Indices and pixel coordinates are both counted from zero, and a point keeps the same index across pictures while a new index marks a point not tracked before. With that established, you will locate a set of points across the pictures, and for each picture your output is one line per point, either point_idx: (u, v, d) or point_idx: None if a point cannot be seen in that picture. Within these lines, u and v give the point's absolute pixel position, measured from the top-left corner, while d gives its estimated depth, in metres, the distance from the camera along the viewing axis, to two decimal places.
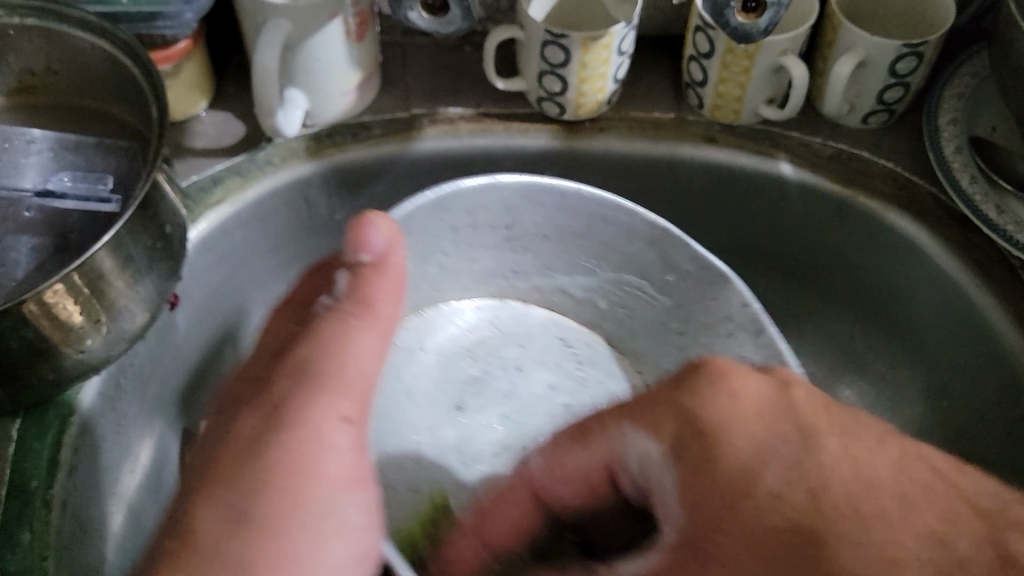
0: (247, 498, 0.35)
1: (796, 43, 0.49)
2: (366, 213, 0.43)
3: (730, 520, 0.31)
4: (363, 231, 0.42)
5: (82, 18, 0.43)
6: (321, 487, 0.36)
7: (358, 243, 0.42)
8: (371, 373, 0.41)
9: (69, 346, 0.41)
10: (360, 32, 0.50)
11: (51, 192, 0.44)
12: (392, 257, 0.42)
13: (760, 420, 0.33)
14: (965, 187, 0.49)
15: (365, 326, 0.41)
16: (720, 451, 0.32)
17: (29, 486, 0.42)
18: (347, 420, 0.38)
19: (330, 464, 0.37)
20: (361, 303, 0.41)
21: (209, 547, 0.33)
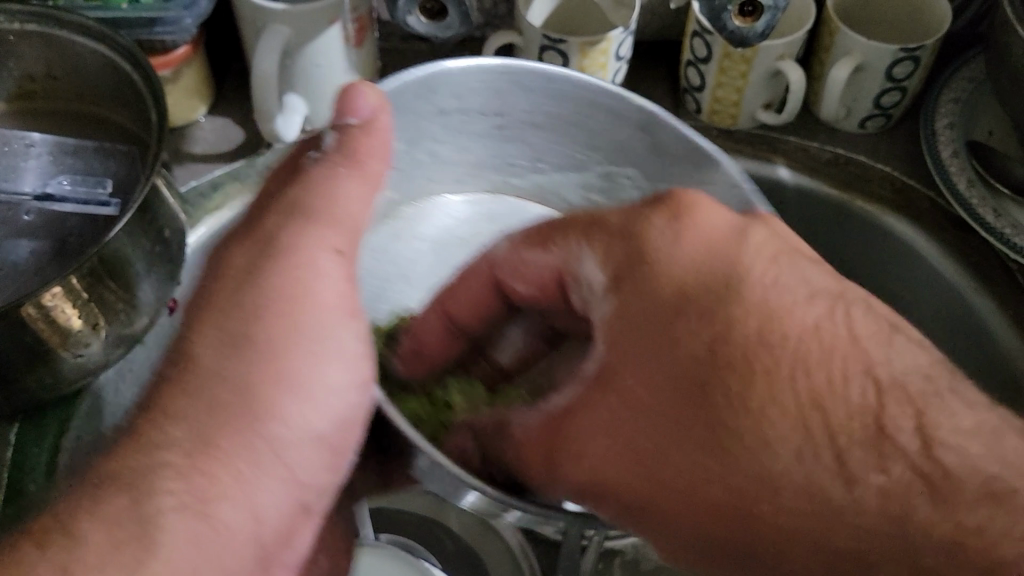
0: (241, 323, 0.30)
1: (793, 48, 0.49)
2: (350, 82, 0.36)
3: (715, 371, 0.31)
4: (351, 95, 0.35)
5: (82, 25, 0.43)
6: (312, 316, 0.31)
7: (345, 107, 0.35)
8: (363, 218, 0.34)
9: (66, 350, 0.41)
10: (359, 37, 0.50)
11: (51, 196, 0.44)
12: (385, 121, 0.36)
13: (702, 245, 0.34)
14: (962, 192, 0.50)
15: (355, 179, 0.34)
16: (655, 268, 0.34)
17: (28, 489, 0.43)
18: (338, 253, 0.33)
19: (324, 294, 0.32)
20: (354, 157, 0.35)
21: (213, 370, 0.29)
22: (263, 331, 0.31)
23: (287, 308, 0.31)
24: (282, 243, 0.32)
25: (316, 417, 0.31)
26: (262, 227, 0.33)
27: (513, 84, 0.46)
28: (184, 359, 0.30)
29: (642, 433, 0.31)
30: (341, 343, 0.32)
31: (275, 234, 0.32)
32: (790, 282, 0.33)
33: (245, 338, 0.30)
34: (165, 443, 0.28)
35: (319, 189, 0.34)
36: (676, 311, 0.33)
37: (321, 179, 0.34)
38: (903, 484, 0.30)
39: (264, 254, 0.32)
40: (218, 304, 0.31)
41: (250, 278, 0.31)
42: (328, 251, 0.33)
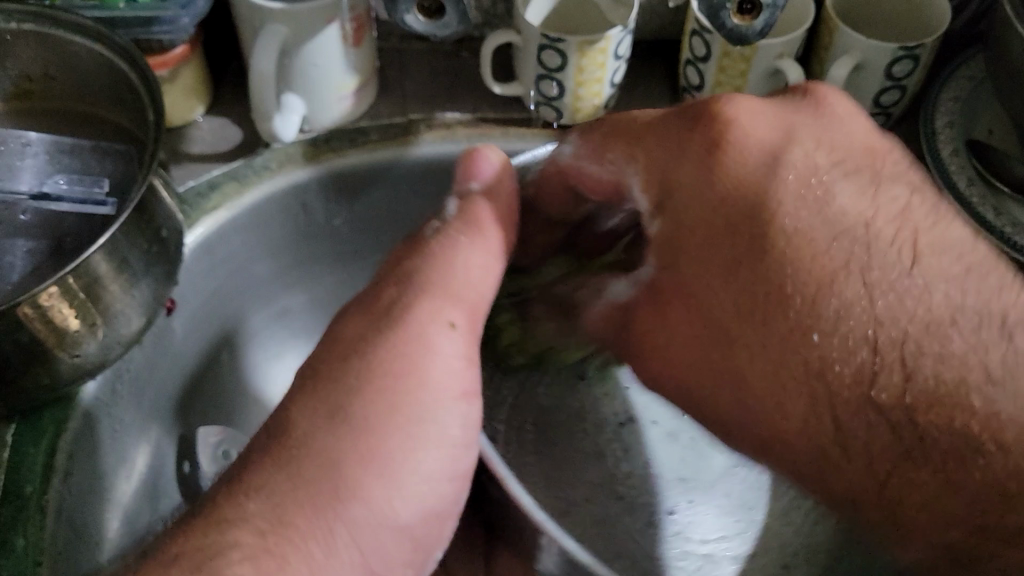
0: (341, 400, 0.33)
1: (792, 46, 0.49)
2: (473, 148, 0.41)
3: (742, 277, 0.35)
4: (474, 162, 0.41)
5: (80, 24, 0.43)
6: (417, 394, 0.34)
7: (468, 173, 0.41)
8: (480, 285, 0.38)
9: (63, 350, 0.41)
10: (357, 37, 0.50)
11: (47, 195, 0.44)
12: (504, 192, 0.40)
13: (743, 160, 0.36)
14: (963, 189, 0.49)
15: (473, 242, 0.38)
16: (711, 171, 0.36)
17: (24, 491, 0.42)
18: (452, 327, 0.36)
19: (433, 372, 0.35)
20: (477, 223, 0.39)
21: (302, 441, 0.32)
22: (362, 411, 0.33)
23: (388, 383, 0.34)
24: (398, 315, 0.35)
25: (397, 499, 0.33)
26: (382, 298, 0.36)
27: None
28: (283, 433, 0.33)
29: (679, 350, 0.37)
30: (444, 426, 0.34)
31: (391, 306, 0.36)
32: (818, 221, 0.35)
33: (339, 411, 0.33)
34: (243, 519, 0.30)
35: (438, 258, 0.37)
36: (727, 250, 0.35)
37: (442, 246, 0.38)
38: (884, 448, 0.32)
39: (381, 325, 0.35)
40: (328, 376, 0.34)
41: (365, 343, 0.35)
42: (442, 329, 0.35)
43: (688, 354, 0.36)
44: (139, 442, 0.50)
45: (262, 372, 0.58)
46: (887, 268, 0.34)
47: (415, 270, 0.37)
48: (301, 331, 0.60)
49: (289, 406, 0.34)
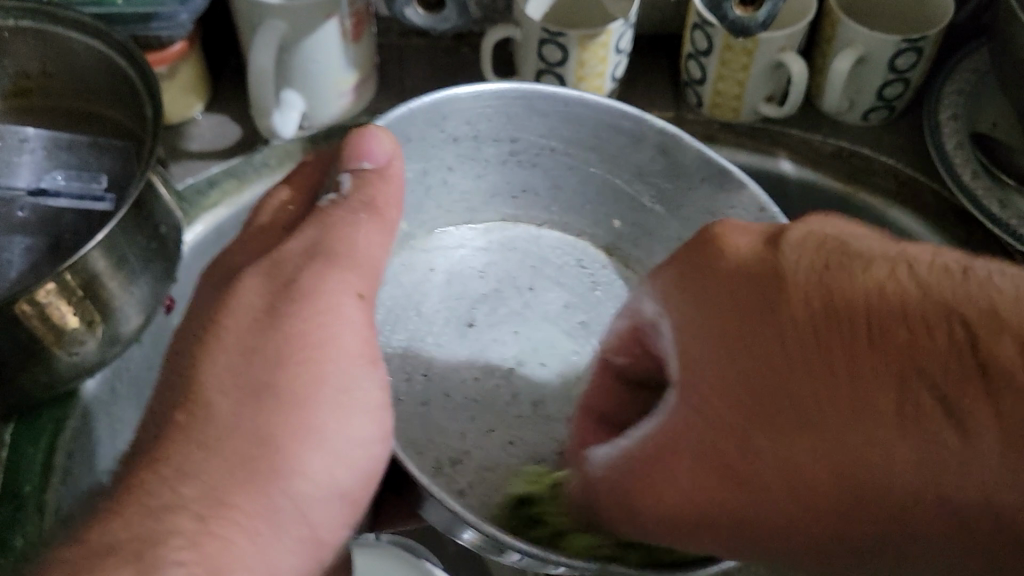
0: (262, 369, 0.32)
1: (795, 40, 0.49)
2: (365, 125, 0.39)
3: (760, 378, 0.30)
4: (363, 139, 0.39)
5: (77, 20, 0.43)
6: (329, 363, 0.33)
7: (358, 149, 0.38)
8: (371, 257, 0.37)
9: (61, 349, 0.41)
10: (356, 33, 0.50)
11: (44, 191, 0.44)
12: (392, 167, 0.39)
13: (743, 260, 0.33)
14: (967, 183, 0.49)
15: (370, 223, 0.38)
16: (710, 274, 0.33)
17: (24, 490, 0.42)
18: (358, 296, 0.36)
19: (344, 340, 0.34)
20: (371, 202, 0.38)
21: (225, 421, 0.31)
22: (281, 381, 0.32)
23: (301, 357, 0.33)
24: (309, 287, 0.35)
25: (338, 468, 0.33)
26: (286, 266, 0.36)
27: (528, 108, 0.47)
28: (193, 396, 0.32)
29: (750, 505, 0.30)
30: (362, 389, 0.34)
31: (303, 278, 0.35)
32: (828, 284, 0.31)
33: (263, 387, 0.32)
34: (184, 498, 0.29)
35: (343, 228, 0.37)
36: (735, 343, 0.31)
37: (342, 220, 0.38)
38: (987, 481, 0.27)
39: (285, 299, 0.34)
40: (226, 343, 0.33)
41: (275, 319, 0.34)
42: (350, 299, 0.35)
43: (737, 490, 0.30)
44: None
45: None
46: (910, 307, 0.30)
47: (319, 249, 0.36)
48: None
49: (197, 372, 0.32)
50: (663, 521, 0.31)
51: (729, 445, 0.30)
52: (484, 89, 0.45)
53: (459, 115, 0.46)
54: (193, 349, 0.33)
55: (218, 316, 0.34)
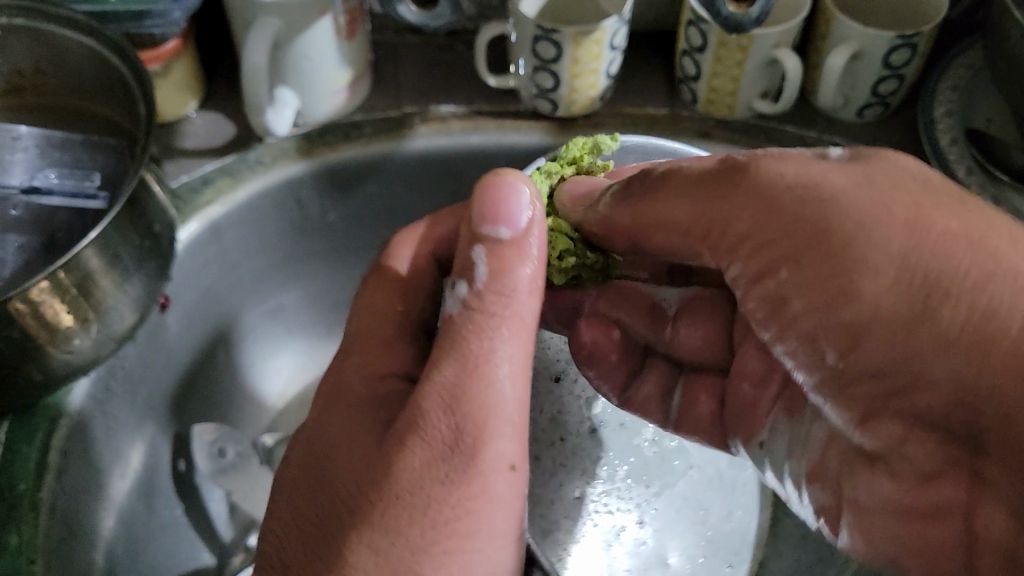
0: (406, 555, 0.32)
1: (789, 36, 0.49)
2: (498, 182, 0.37)
3: None
4: (502, 199, 0.37)
5: (70, 18, 0.43)
6: (474, 544, 0.33)
7: (496, 217, 0.37)
8: (522, 403, 0.35)
9: (55, 346, 0.40)
10: (350, 30, 0.50)
11: (38, 189, 0.44)
12: (531, 240, 0.37)
13: None
14: (962, 177, 0.49)
15: (511, 329, 0.35)
16: None
17: (17, 489, 0.41)
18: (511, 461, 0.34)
19: (490, 520, 0.33)
20: (512, 309, 0.36)
21: None
22: (428, 569, 0.32)
23: (446, 539, 0.32)
24: (462, 466, 0.33)
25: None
26: (426, 418, 0.33)
27: (635, 161, 0.49)
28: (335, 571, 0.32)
29: None
30: (501, 542, 0.34)
31: (442, 433, 0.33)
32: None
33: (406, 569, 0.32)
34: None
35: (479, 358, 0.34)
36: None
37: (479, 346, 0.35)
38: None
39: (439, 469, 0.32)
40: (378, 524, 0.32)
41: (422, 495, 0.32)
42: (501, 465, 0.33)
43: None
44: (134, 439, 0.49)
45: (259, 370, 0.58)
46: None
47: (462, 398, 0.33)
48: (297, 327, 0.59)
49: (342, 544, 0.32)
50: None
51: None
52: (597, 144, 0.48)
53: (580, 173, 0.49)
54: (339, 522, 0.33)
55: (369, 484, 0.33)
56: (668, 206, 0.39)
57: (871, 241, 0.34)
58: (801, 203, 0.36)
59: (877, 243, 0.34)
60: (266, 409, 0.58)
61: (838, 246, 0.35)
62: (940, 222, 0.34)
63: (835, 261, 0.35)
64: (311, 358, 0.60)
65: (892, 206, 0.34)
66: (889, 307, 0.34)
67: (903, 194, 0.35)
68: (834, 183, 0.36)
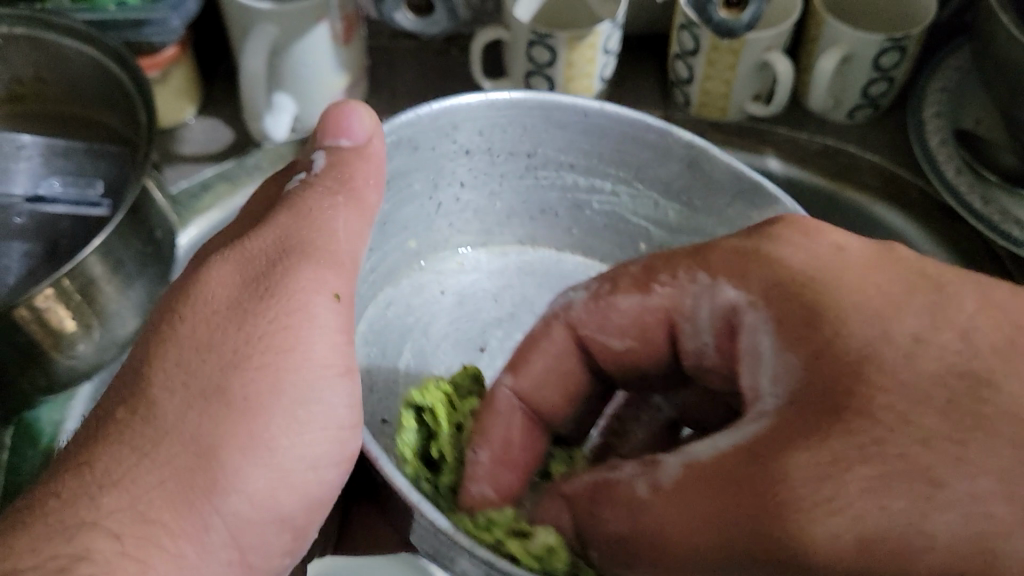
0: (214, 372, 0.31)
1: (780, 40, 0.50)
2: (343, 101, 0.38)
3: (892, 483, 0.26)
4: (341, 113, 0.38)
5: (69, 26, 0.43)
6: (298, 368, 0.33)
7: (338, 127, 0.38)
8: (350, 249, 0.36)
9: (59, 352, 0.41)
10: (346, 36, 0.50)
11: (42, 198, 0.44)
12: (372, 142, 0.38)
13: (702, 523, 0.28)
14: (950, 178, 0.50)
15: (346, 204, 0.36)
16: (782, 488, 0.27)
17: (24, 494, 0.42)
18: (336, 296, 0.34)
19: (317, 348, 0.33)
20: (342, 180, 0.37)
21: (166, 425, 0.30)
22: (238, 387, 0.31)
23: (277, 358, 0.32)
24: (277, 277, 0.33)
25: (277, 489, 0.33)
26: (257, 264, 0.34)
27: (544, 121, 0.45)
28: (138, 398, 0.30)
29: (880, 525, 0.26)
30: (333, 405, 0.34)
31: (274, 271, 0.33)
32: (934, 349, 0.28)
33: (212, 390, 0.31)
34: (100, 511, 0.28)
35: (310, 221, 0.35)
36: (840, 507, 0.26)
37: (315, 206, 0.36)
38: None
39: (253, 294, 0.33)
40: (189, 339, 0.31)
41: (243, 315, 0.32)
42: (321, 296, 0.34)
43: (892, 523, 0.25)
44: None
45: None
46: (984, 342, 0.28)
47: (294, 238, 0.34)
48: None
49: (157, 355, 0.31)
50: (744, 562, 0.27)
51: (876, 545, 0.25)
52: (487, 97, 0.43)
53: (471, 125, 0.44)
54: (147, 338, 0.32)
55: (177, 300, 0.33)
56: (750, 521, 0.27)
57: (896, 383, 0.27)
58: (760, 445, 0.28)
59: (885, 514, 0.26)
60: None
61: (929, 486, 0.25)
62: (858, 400, 0.27)
63: (854, 440, 0.26)
64: None
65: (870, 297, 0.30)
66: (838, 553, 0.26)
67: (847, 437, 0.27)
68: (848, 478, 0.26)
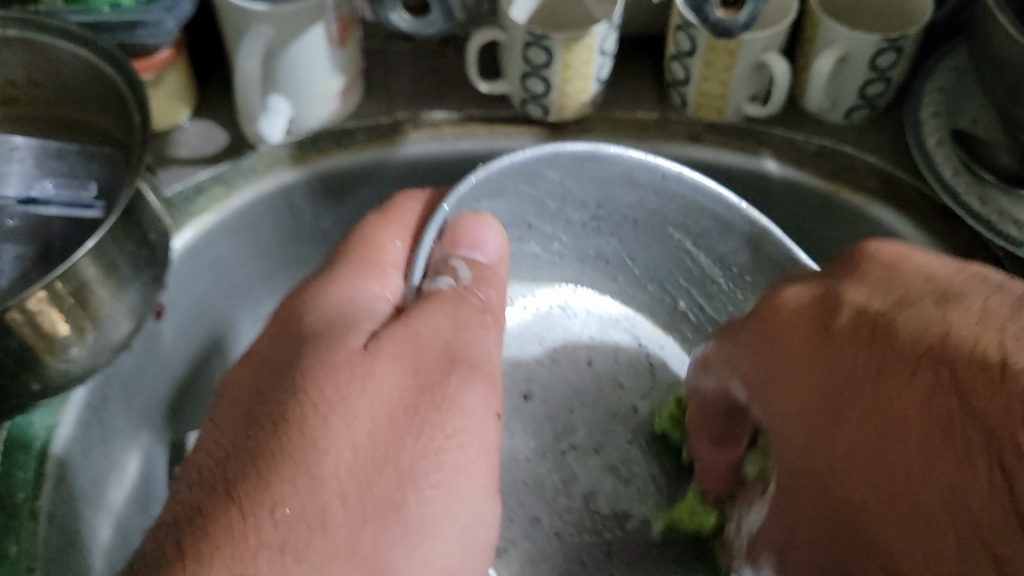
0: (386, 489, 0.34)
1: (777, 41, 0.49)
2: (484, 218, 0.43)
3: (860, 490, 0.32)
4: (481, 230, 0.43)
5: (63, 29, 0.43)
6: (449, 482, 0.35)
7: (477, 238, 0.42)
8: (495, 364, 0.40)
9: (52, 355, 0.41)
10: (342, 38, 0.50)
11: (34, 199, 0.43)
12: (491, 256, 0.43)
13: (824, 544, 0.34)
14: (948, 180, 0.50)
15: (491, 324, 0.41)
16: (797, 498, 0.35)
17: (16, 498, 0.41)
18: (491, 412, 0.38)
19: (467, 463, 0.36)
20: (483, 303, 0.41)
21: (328, 490, 0.33)
22: (397, 495, 0.34)
23: (428, 472, 0.35)
24: (450, 391, 0.37)
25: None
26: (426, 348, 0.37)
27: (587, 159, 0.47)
28: (293, 475, 0.33)
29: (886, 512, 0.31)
30: (466, 513, 0.36)
31: (445, 383, 0.37)
32: (898, 354, 0.32)
33: (381, 498, 0.33)
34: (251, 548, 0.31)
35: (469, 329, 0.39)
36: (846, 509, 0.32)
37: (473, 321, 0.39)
38: (969, 480, 0.29)
39: (427, 398, 0.36)
40: (319, 423, 0.34)
41: (413, 418, 0.35)
42: (473, 409, 0.37)
43: (893, 516, 0.31)
44: (129, 448, 0.49)
45: None
46: (954, 358, 0.30)
47: (459, 346, 0.38)
48: None
49: (310, 436, 0.34)
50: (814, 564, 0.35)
51: (857, 540, 0.32)
52: (595, 147, 0.47)
53: (560, 164, 0.47)
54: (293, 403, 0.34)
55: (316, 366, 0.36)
56: (839, 544, 0.33)
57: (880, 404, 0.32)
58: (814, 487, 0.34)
59: (887, 520, 0.31)
60: None
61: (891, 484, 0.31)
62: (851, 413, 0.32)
63: (835, 454, 0.33)
64: None
65: (807, 339, 0.35)
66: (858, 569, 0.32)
67: (841, 448, 0.32)
68: (841, 482, 0.32)
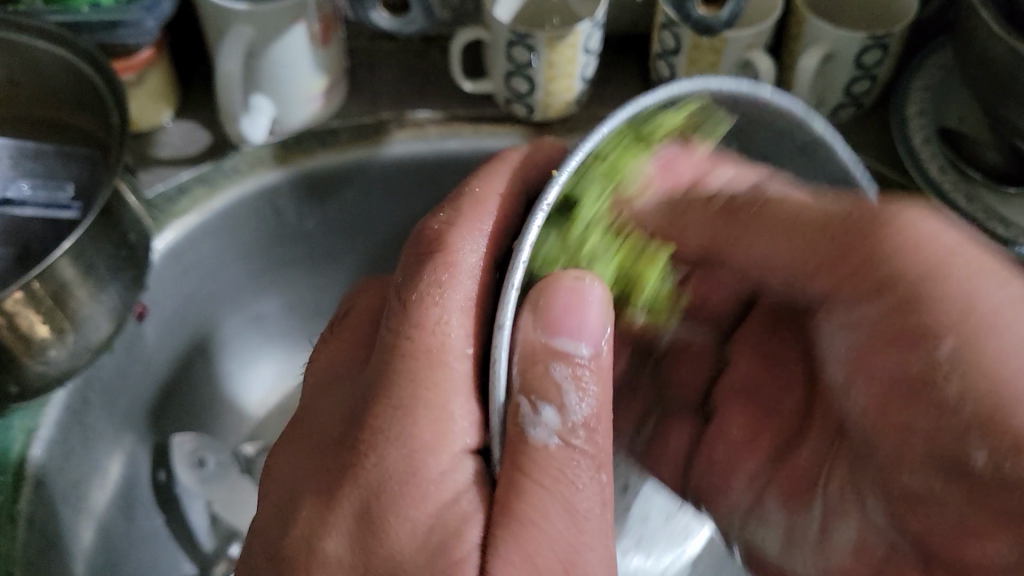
0: None
1: (761, 39, 0.49)
2: (584, 288, 0.32)
3: (916, 329, 0.34)
4: (576, 314, 0.31)
5: (41, 28, 0.42)
6: None
7: (578, 326, 0.32)
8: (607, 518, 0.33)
9: (30, 358, 0.40)
10: (325, 37, 0.50)
11: (10, 200, 0.44)
12: (589, 336, 0.33)
13: (760, 258, 0.39)
14: (934, 177, 0.50)
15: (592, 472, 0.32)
16: (885, 249, 0.34)
17: None
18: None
19: None
20: (592, 448, 0.33)
21: None
22: None
23: None
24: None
25: None
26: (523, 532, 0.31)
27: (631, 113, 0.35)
28: None
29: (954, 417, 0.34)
30: None
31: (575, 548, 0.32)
32: None
33: None
34: None
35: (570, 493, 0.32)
36: (881, 286, 0.35)
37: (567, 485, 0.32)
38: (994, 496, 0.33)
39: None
40: None
41: None
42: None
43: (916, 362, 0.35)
44: (112, 450, 0.49)
45: (238, 380, 0.58)
46: None
47: (578, 559, 0.31)
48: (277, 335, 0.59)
49: None
50: (827, 275, 0.37)
51: (871, 287, 0.35)
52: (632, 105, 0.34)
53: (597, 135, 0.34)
54: None
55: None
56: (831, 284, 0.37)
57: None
58: (886, 262, 0.34)
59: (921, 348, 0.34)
60: (247, 416, 0.58)
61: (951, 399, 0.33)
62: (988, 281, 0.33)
63: (960, 312, 0.33)
64: (292, 367, 0.60)
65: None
66: (867, 323, 0.37)
67: (937, 314, 0.33)
68: (881, 270, 0.35)
